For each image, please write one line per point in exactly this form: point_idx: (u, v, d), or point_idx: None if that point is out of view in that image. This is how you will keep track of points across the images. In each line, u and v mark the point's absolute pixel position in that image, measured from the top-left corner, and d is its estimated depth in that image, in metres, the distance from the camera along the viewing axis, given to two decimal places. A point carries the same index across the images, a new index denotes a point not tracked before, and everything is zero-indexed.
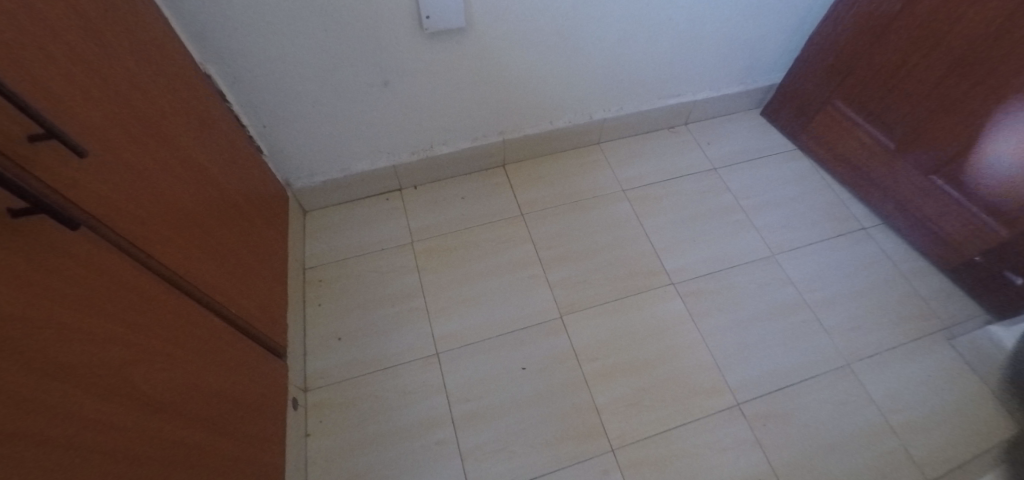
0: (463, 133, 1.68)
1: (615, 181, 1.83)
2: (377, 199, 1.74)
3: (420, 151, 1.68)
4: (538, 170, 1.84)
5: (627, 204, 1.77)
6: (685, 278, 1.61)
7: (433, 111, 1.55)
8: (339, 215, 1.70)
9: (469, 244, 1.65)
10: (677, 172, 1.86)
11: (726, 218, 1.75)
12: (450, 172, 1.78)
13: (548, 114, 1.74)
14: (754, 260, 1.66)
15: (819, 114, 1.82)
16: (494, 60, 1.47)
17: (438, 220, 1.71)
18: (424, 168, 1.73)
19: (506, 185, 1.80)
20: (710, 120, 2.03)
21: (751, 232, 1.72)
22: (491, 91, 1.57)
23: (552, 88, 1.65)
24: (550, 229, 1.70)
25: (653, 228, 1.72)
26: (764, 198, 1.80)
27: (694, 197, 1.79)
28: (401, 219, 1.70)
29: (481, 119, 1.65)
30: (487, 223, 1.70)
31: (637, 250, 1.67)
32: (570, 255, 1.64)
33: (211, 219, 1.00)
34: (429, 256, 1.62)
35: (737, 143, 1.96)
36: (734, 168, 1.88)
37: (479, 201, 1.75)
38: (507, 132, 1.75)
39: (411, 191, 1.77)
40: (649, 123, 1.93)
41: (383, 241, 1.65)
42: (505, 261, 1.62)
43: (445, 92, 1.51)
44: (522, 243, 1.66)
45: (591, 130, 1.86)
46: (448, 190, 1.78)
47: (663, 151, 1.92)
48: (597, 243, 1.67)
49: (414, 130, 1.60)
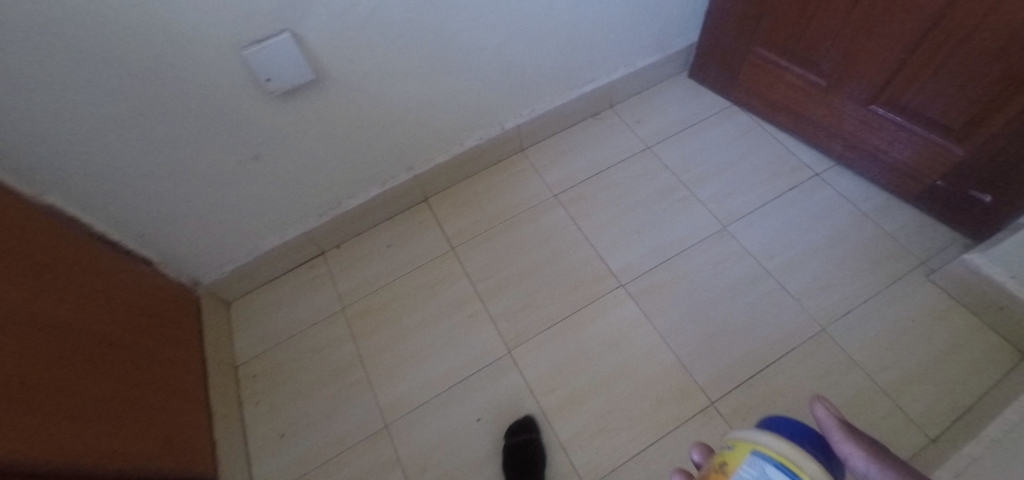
0: (369, 181, 1.56)
1: (545, 186, 1.70)
2: (301, 269, 1.64)
3: (329, 211, 1.57)
4: (463, 196, 1.71)
5: (561, 210, 1.63)
6: (635, 278, 1.48)
7: (326, 167, 1.44)
8: (265, 297, 1.60)
9: (402, 296, 1.55)
10: (609, 162, 1.72)
11: (669, 200, 1.61)
12: (371, 222, 1.67)
13: (455, 139, 1.60)
14: (706, 239, 1.52)
15: (743, 65, 1.67)
16: (370, 102, 1.34)
17: (367, 278, 1.59)
18: (339, 226, 1.61)
19: (432, 220, 1.67)
20: (635, 97, 1.88)
21: (698, 208, 1.59)
22: (382, 134, 1.44)
23: (447, 112, 1.51)
24: (485, 256, 1.58)
25: (593, 229, 1.59)
26: (705, 168, 1.67)
27: (631, 184, 1.66)
28: (328, 286, 1.60)
29: (383, 162, 1.53)
30: (418, 267, 1.59)
31: (580, 259, 1.53)
32: (510, 281, 1.52)
33: (80, 375, 0.89)
34: (364, 320, 1.52)
35: (668, 115, 1.82)
36: (669, 145, 1.74)
37: (407, 246, 1.64)
38: (417, 168, 1.61)
39: (334, 252, 1.66)
40: (570, 117, 1.78)
41: (314, 316, 1.55)
42: (442, 306, 1.51)
43: (331, 146, 1.39)
44: (458, 280, 1.55)
45: (509, 141, 1.71)
46: (372, 241, 1.66)
47: (591, 141, 1.78)
48: (537, 260, 1.55)
49: (313, 192, 1.48)
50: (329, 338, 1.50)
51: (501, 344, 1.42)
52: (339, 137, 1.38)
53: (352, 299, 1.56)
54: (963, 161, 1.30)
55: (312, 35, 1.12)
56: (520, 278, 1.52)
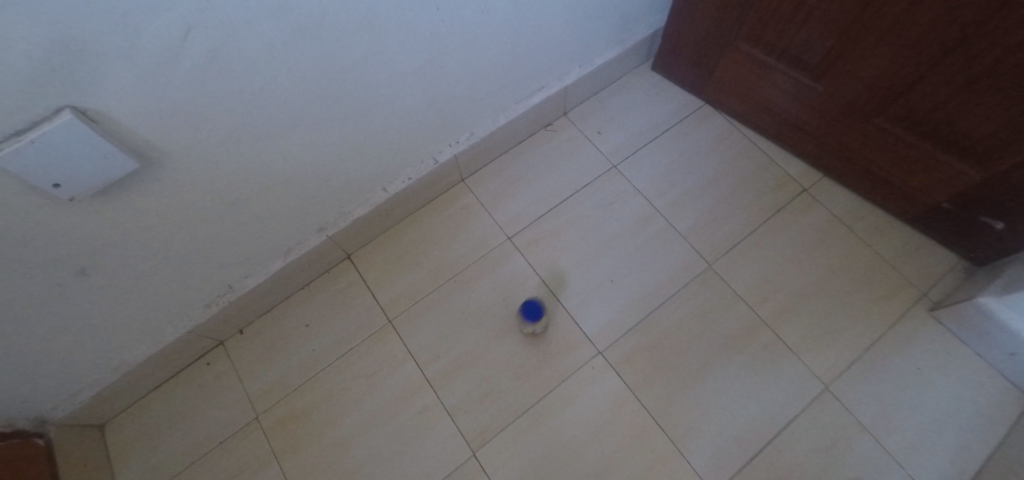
0: (267, 254, 1.18)
1: (496, 227, 1.38)
2: (196, 368, 1.28)
3: (218, 298, 1.18)
4: (395, 249, 1.37)
5: (519, 256, 1.34)
6: (614, 345, 1.23)
7: (198, 256, 1.04)
8: (151, 412, 1.25)
9: (333, 392, 1.24)
10: (569, 188, 1.43)
11: (644, 235, 1.36)
12: (280, 297, 1.31)
13: (375, 185, 1.24)
14: (690, 283, 1.30)
15: (720, 60, 1.38)
16: (244, 170, 0.95)
17: (285, 371, 1.27)
18: (236, 312, 1.24)
19: (359, 285, 1.34)
20: (592, 99, 1.56)
21: (678, 243, 1.35)
22: (271, 203, 1.06)
23: (360, 159, 1.13)
24: (430, 328, 1.28)
25: (559, 281, 1.31)
26: (680, 189, 1.42)
27: (598, 217, 1.39)
28: (236, 388, 1.26)
29: (281, 232, 1.15)
30: (349, 351, 1.27)
31: (546, 323, 1.27)
32: (466, 358, 1.24)
33: None
34: (287, 430, 1.21)
35: (633, 122, 1.53)
36: (637, 162, 1.46)
37: (331, 323, 1.30)
38: (329, 228, 1.24)
39: (237, 340, 1.30)
40: (517, 134, 1.45)
41: (221, 430, 1.22)
42: (385, 401, 1.22)
43: (195, 233, 0.99)
44: (401, 363, 1.25)
45: (446, 174, 1.37)
46: (285, 321, 1.31)
47: (546, 162, 1.47)
48: (494, 328, 1.27)
49: (187, 285, 1.09)
50: (244, 459, 1.19)
51: (464, 445, 1.16)
52: (205, 221, 0.98)
53: (268, 403, 1.24)
54: (975, 185, 1.10)
55: (112, 105, 0.70)
56: (477, 354, 1.24)
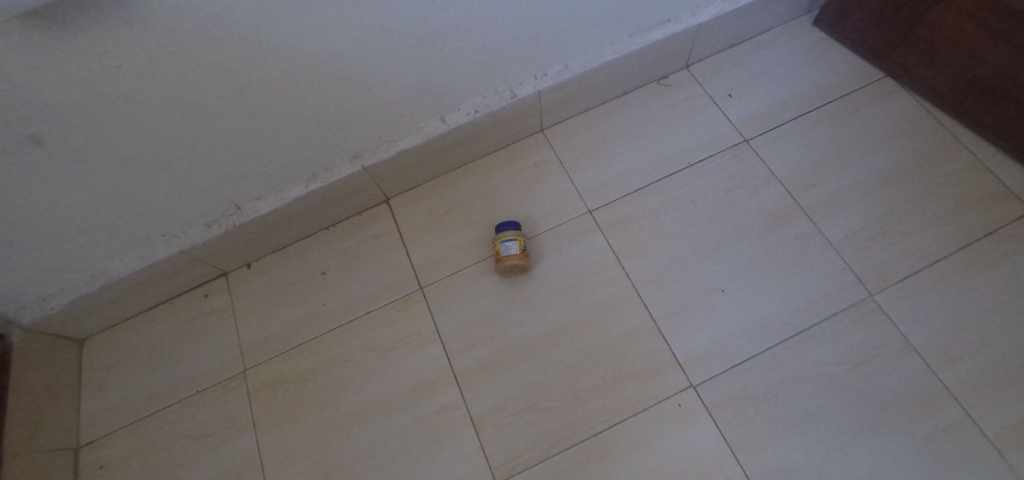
0: (285, 176, 0.95)
1: (575, 194, 1.06)
2: (192, 297, 1.07)
3: (222, 219, 0.97)
4: (443, 200, 1.09)
5: (599, 236, 1.02)
6: (712, 380, 0.89)
7: (192, 156, 0.81)
8: (135, 337, 1.05)
9: (336, 361, 0.98)
10: (680, 160, 1.07)
11: (776, 238, 0.99)
12: (298, 232, 1.07)
13: (430, 111, 0.96)
14: (835, 316, 0.92)
15: (931, 10, 0.96)
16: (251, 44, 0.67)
17: (287, 323, 1.03)
18: (243, 241, 1.02)
19: (393, 236, 1.07)
20: (726, 53, 1.19)
21: (826, 257, 0.97)
22: (292, 104, 0.80)
23: (413, 69, 0.85)
24: (470, 305, 0.99)
25: (647, 277, 0.97)
26: (837, 184, 1.02)
27: (715, 203, 1.03)
28: (229, 331, 1.04)
29: (304, 148, 0.90)
30: (365, 315, 1.01)
31: (622, 330, 0.94)
32: (508, 355, 0.94)
33: None
34: (274, 396, 0.97)
35: (781, 88, 1.13)
36: (780, 140, 1.08)
37: (351, 276, 1.05)
38: (365, 156, 0.98)
39: (243, 274, 1.08)
40: (622, 81, 1.12)
41: (201, 377, 1.00)
42: (396, 386, 0.94)
43: (187, 122, 0.74)
44: (425, 343, 0.97)
45: (522, 117, 1.07)
46: (299, 263, 1.07)
47: (654, 124, 1.12)
48: (552, 323, 0.95)
49: (182, 195, 0.88)
50: (219, 420, 0.96)
51: (486, 469, 0.86)
52: (201, 107, 0.73)
53: (260, 358, 1.00)
54: None
55: None
56: (524, 352, 0.94)
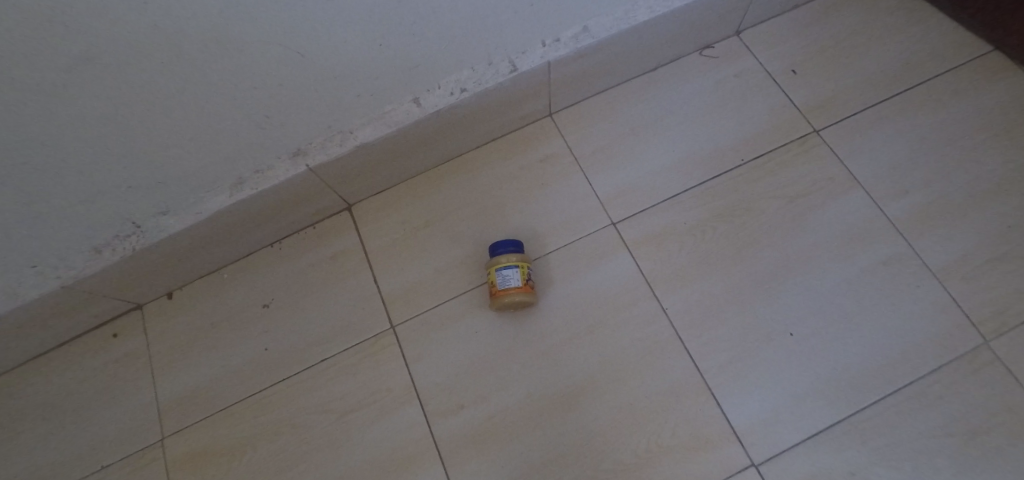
0: (199, 183, 0.69)
1: (593, 201, 0.81)
2: (97, 338, 0.82)
3: (115, 241, 0.72)
4: (421, 208, 0.84)
5: (627, 257, 0.77)
6: (780, 457, 0.66)
7: (39, 160, 0.56)
8: (20, 392, 0.80)
9: (282, 426, 0.74)
10: (730, 156, 0.83)
11: (859, 262, 0.75)
12: (232, 252, 0.82)
13: (397, 90, 0.70)
14: (942, 370, 0.69)
15: None
16: None
17: (219, 373, 0.79)
18: (155, 268, 0.77)
19: (356, 256, 0.82)
20: (787, 15, 0.93)
21: (926, 288, 0.73)
22: (180, 82, 0.54)
23: (366, 28, 0.58)
24: (456, 350, 0.75)
25: (690, 315, 0.74)
26: (937, 189, 0.78)
27: (776, 214, 0.79)
28: (144, 383, 0.79)
29: (218, 144, 0.65)
30: (320, 364, 0.77)
31: (659, 388, 0.70)
32: (508, 421, 0.71)
33: None
34: (200, 474, 0.74)
35: (858, 61, 0.88)
36: (859, 130, 0.83)
37: (302, 310, 0.80)
38: (310, 153, 0.72)
39: (162, 307, 0.83)
40: (656, 52, 0.86)
41: (106, 447, 0.76)
42: (360, 463, 0.71)
43: (8, 111, 0.49)
44: (397, 404, 0.73)
45: (524, 98, 0.81)
46: (235, 292, 0.82)
47: (695, 107, 0.87)
48: (565, 377, 0.72)
49: (44, 214, 0.63)
50: None
51: None
52: (24, 88, 0.48)
53: (184, 420, 0.77)
54: None
55: None
56: (529, 416, 0.71)
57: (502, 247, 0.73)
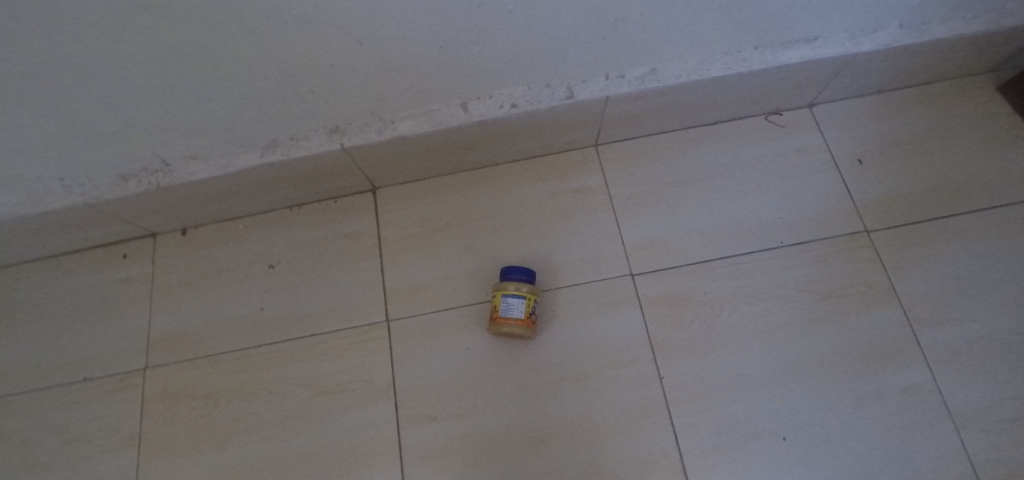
0: (232, 137, 0.69)
1: (617, 246, 0.79)
2: (110, 256, 0.84)
3: (142, 173, 0.72)
4: (444, 209, 0.82)
5: (636, 313, 0.75)
6: None
7: (83, 85, 0.56)
8: (27, 288, 0.83)
9: (259, 389, 0.75)
10: (769, 236, 0.79)
11: (874, 381, 0.71)
12: (252, 206, 0.82)
13: (446, 91, 0.68)
14: None
15: None
16: None
17: (213, 320, 0.80)
18: (174, 204, 0.77)
19: (369, 241, 0.81)
20: (869, 99, 0.87)
21: (939, 428, 0.69)
22: (235, 43, 0.54)
23: (427, 26, 0.56)
24: (442, 361, 0.74)
25: (684, 389, 0.71)
26: (980, 326, 0.73)
27: (801, 308, 0.75)
28: (140, 311, 0.81)
29: (258, 106, 0.64)
30: (309, 338, 0.77)
31: (633, 455, 0.68)
32: (475, 446, 0.70)
33: None
34: (171, 414, 0.75)
35: (933, 168, 0.82)
36: (913, 242, 0.78)
37: (305, 280, 0.80)
38: (347, 132, 0.71)
39: (175, 242, 0.85)
40: (719, 108, 0.81)
41: (92, 363, 0.78)
42: (322, 447, 0.71)
43: (61, 35, 0.49)
44: (373, 398, 0.73)
45: (573, 125, 0.78)
46: (246, 245, 0.83)
47: (748, 174, 0.83)
48: (542, 417, 0.71)
49: (79, 134, 0.63)
50: (95, 429, 0.75)
51: None
52: (78, 17, 0.47)
53: (168, 357, 0.78)
54: None
55: None
56: (496, 447, 0.70)
57: (514, 274, 0.72)
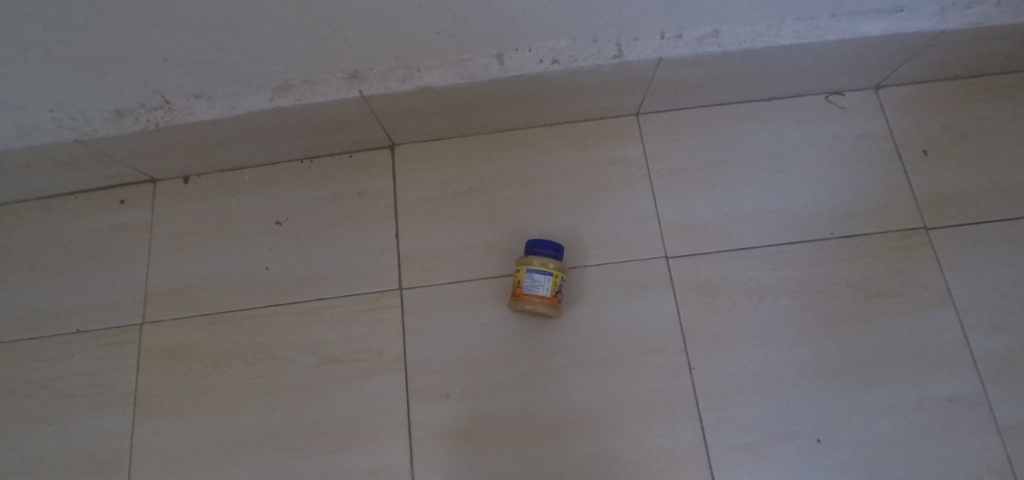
0: (240, 75, 0.62)
1: (653, 225, 0.73)
2: (107, 200, 0.79)
3: (140, 110, 0.65)
4: (467, 173, 0.76)
5: (668, 299, 0.70)
6: None
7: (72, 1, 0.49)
8: (19, 230, 0.77)
9: (261, 353, 0.71)
10: (819, 226, 0.73)
11: (919, 388, 0.67)
12: (260, 155, 0.76)
13: (482, 39, 0.61)
14: None
15: None
16: None
17: (214, 276, 0.75)
18: (175, 148, 0.71)
19: (384, 202, 0.75)
20: (941, 84, 0.79)
21: (985, 443, 0.64)
22: None
23: None
24: (458, 336, 0.69)
25: (715, 383, 0.67)
26: None
27: (846, 306, 0.70)
28: (137, 261, 0.76)
29: (270, 41, 0.57)
30: (317, 302, 0.72)
31: (657, 448, 0.64)
32: (489, 427, 0.66)
33: None
34: (169, 372, 0.71)
35: (1006, 165, 0.74)
36: (975, 242, 0.72)
37: (314, 240, 0.75)
38: (368, 80, 0.64)
39: (177, 190, 0.79)
40: (778, 82, 0.74)
41: (86, 313, 0.74)
42: (327, 418, 0.67)
43: None
44: (382, 370, 0.68)
45: (617, 89, 0.70)
46: (252, 199, 0.77)
47: (800, 158, 0.76)
48: (562, 402, 0.66)
49: (69, 61, 0.56)
50: (89, 383, 0.71)
51: None
52: None
53: (166, 312, 0.73)
54: None
55: None
56: (511, 429, 0.65)
57: (541, 248, 0.66)
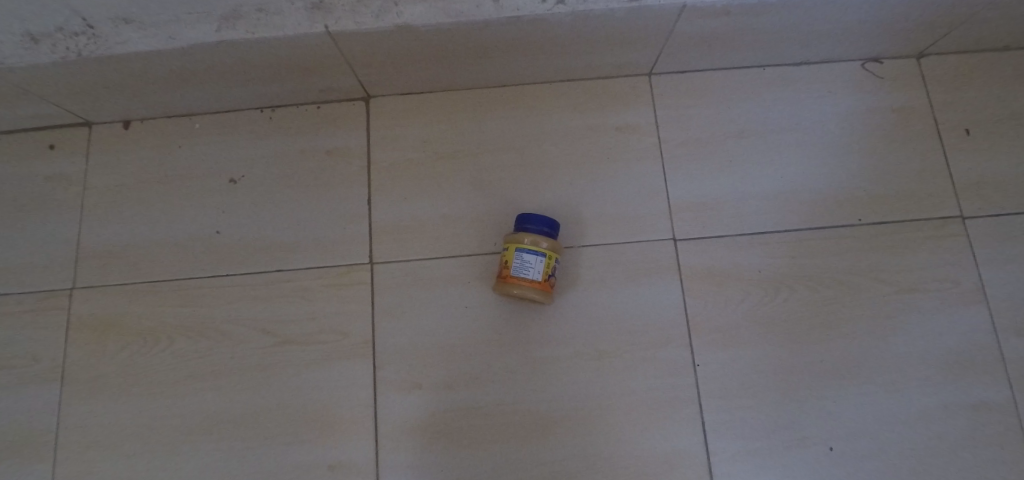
0: None
1: (661, 202, 0.64)
2: (33, 145, 0.68)
3: (59, 36, 0.54)
4: (452, 132, 0.66)
5: (674, 286, 0.62)
6: None
7: None
8: None
9: (209, 329, 0.62)
10: (846, 211, 0.65)
11: (944, 395, 0.60)
12: (211, 100, 0.65)
13: None
14: None
15: None
16: None
17: (157, 238, 0.65)
18: (107, 85, 0.60)
19: (356, 162, 0.66)
20: (991, 56, 0.70)
21: (1010, 457, 0.58)
22: None
23: None
24: (434, 319, 0.61)
25: (722, 381, 0.60)
26: None
27: (870, 301, 0.63)
28: (68, 218, 0.66)
29: None
30: (275, 273, 0.63)
31: (653, 451, 0.58)
32: (466, 421, 0.58)
33: None
34: (103, 346, 0.62)
35: None
36: (1016, 236, 0.64)
37: (274, 202, 0.65)
38: (334, 11, 0.53)
39: (116, 137, 0.68)
40: (814, 43, 0.64)
41: (7, 275, 0.64)
42: (284, 405, 0.59)
43: None
44: (347, 354, 0.60)
45: (630, 41, 0.60)
46: (203, 151, 0.67)
47: (829, 133, 0.67)
48: (549, 396, 0.59)
49: None
50: (9, 355, 0.61)
51: None
52: None
53: (101, 278, 0.64)
54: None
55: None
56: (490, 425, 0.58)
57: (534, 225, 0.57)
